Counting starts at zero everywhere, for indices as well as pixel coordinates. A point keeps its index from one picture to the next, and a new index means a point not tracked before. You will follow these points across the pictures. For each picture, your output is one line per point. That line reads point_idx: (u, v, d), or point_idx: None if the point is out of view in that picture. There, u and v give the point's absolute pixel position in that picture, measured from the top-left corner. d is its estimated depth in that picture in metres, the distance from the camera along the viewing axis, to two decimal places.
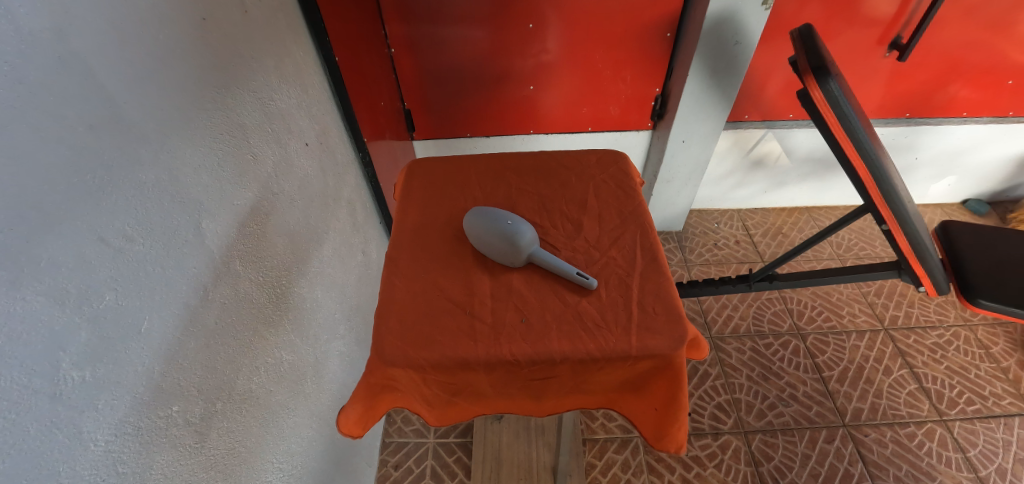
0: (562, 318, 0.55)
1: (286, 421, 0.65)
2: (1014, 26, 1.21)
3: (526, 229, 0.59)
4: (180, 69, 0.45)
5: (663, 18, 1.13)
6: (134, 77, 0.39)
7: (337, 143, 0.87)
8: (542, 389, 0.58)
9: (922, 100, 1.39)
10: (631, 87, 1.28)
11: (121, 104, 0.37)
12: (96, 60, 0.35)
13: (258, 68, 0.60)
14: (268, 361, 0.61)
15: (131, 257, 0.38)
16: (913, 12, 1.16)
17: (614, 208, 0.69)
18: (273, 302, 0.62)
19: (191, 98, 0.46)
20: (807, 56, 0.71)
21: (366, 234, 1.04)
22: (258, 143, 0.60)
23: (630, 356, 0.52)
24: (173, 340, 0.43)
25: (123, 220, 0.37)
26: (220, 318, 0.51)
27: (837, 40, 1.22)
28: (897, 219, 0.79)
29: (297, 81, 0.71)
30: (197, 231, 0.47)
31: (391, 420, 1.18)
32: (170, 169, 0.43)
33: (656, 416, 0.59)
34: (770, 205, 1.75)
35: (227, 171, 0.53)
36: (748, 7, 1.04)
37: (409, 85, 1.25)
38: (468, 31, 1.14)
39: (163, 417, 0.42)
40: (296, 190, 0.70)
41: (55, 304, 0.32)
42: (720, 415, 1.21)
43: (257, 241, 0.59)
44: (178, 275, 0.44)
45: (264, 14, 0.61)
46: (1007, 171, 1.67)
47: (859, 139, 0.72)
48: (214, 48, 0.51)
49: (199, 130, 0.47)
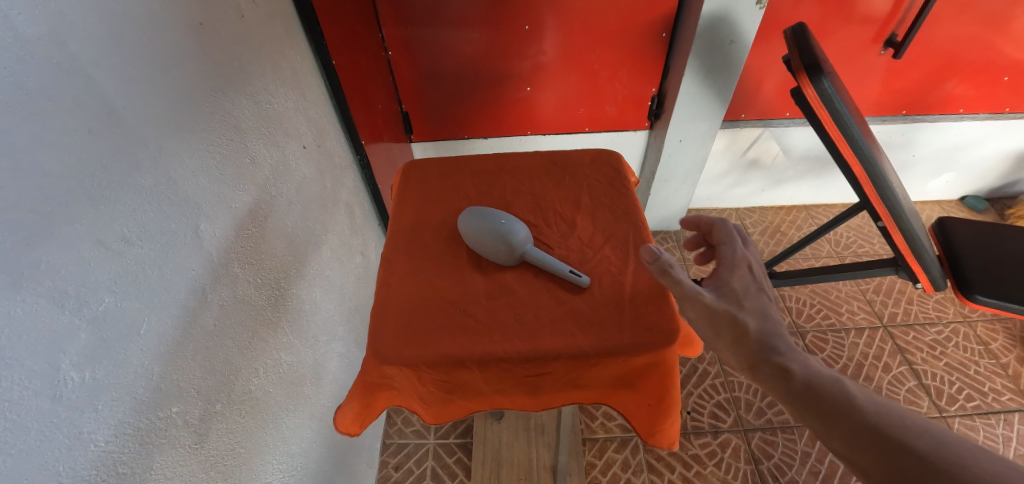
0: (556, 315, 0.56)
1: (285, 423, 0.65)
2: (1010, 22, 1.21)
3: (519, 226, 0.60)
4: (179, 73, 0.45)
5: (659, 18, 1.13)
6: (132, 82, 0.39)
7: (335, 145, 0.87)
8: (538, 387, 0.58)
9: (919, 97, 1.39)
10: (628, 88, 1.29)
11: (120, 108, 0.38)
12: (93, 64, 0.35)
13: (256, 71, 0.60)
14: (267, 362, 0.61)
15: (131, 258, 0.38)
16: (908, 10, 1.17)
17: (607, 207, 0.69)
18: (273, 304, 0.63)
19: (189, 102, 0.47)
20: (800, 54, 0.71)
21: (365, 235, 1.05)
22: (256, 145, 0.60)
23: (623, 352, 0.52)
24: (172, 342, 0.43)
25: (122, 223, 0.38)
26: (219, 319, 0.51)
27: (832, 38, 1.23)
28: (892, 215, 0.80)
29: (295, 84, 0.71)
30: (195, 233, 0.47)
31: (391, 421, 1.18)
32: (168, 172, 0.43)
33: (649, 413, 0.59)
34: (769, 203, 1.75)
35: (226, 174, 0.53)
36: (742, 6, 1.04)
37: (407, 87, 1.26)
38: (465, 33, 1.15)
39: (162, 418, 0.42)
40: (294, 193, 0.70)
41: (54, 305, 0.32)
42: (719, 414, 1.21)
43: (257, 243, 0.59)
44: (177, 277, 0.44)
45: (261, 17, 0.62)
46: (1005, 167, 1.67)
47: (853, 137, 0.72)
48: (212, 52, 0.51)
49: (197, 134, 0.48)
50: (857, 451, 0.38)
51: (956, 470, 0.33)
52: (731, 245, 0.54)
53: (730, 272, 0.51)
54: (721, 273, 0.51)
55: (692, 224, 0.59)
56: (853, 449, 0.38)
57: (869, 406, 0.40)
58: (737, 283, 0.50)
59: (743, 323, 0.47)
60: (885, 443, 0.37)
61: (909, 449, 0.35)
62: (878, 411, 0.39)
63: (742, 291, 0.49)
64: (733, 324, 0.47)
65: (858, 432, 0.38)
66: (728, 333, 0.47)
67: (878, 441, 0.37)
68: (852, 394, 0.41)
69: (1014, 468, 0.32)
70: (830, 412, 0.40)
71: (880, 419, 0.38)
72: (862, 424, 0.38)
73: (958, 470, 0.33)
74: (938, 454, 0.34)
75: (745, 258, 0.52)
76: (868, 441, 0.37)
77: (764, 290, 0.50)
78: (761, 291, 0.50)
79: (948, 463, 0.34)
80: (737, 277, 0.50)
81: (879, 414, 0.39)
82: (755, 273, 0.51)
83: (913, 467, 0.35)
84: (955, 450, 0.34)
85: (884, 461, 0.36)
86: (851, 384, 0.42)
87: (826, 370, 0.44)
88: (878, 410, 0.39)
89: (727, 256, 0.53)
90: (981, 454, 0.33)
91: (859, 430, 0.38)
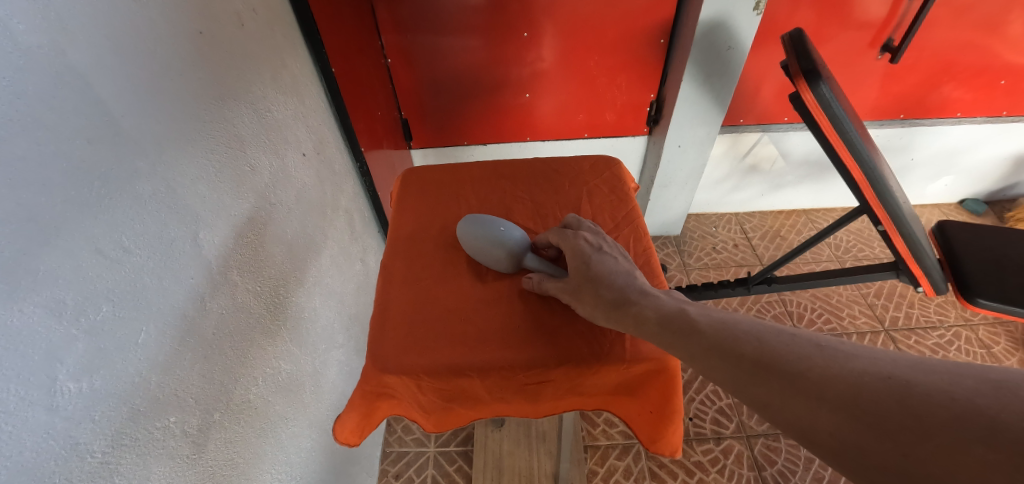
0: (555, 322, 0.56)
1: (284, 431, 0.65)
2: (1006, 27, 1.22)
3: (519, 235, 0.61)
4: (178, 81, 0.46)
5: (656, 24, 1.14)
6: (130, 90, 0.39)
7: (335, 153, 0.88)
8: (538, 395, 0.57)
9: (916, 101, 1.40)
10: (626, 94, 1.30)
11: (120, 117, 0.38)
12: (93, 74, 0.36)
13: (256, 80, 0.61)
14: (267, 371, 0.61)
15: (130, 268, 0.38)
16: (904, 15, 1.17)
17: (607, 214, 0.69)
18: (273, 313, 0.63)
19: (188, 110, 0.47)
20: (797, 60, 0.71)
21: (365, 242, 1.05)
22: (256, 153, 0.60)
23: (623, 360, 0.52)
24: (171, 351, 0.43)
25: (122, 232, 0.38)
26: (219, 328, 0.51)
27: (829, 43, 1.23)
28: (892, 219, 0.80)
29: (295, 92, 0.72)
30: (195, 241, 0.47)
31: (391, 429, 1.17)
32: (168, 181, 0.43)
33: (650, 420, 0.59)
34: (768, 207, 1.76)
35: (226, 182, 0.53)
36: (739, 12, 1.04)
37: (407, 94, 1.27)
38: (464, 40, 1.15)
39: (158, 428, 0.41)
40: (294, 200, 0.70)
41: (51, 314, 0.32)
42: (721, 420, 1.20)
43: (257, 251, 0.59)
44: (176, 286, 0.44)
45: (261, 26, 0.62)
46: (1003, 170, 1.67)
47: (852, 141, 0.72)
48: (212, 61, 0.51)
49: (196, 143, 0.48)
50: (711, 370, 0.41)
51: (782, 364, 0.37)
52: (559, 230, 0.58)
53: (569, 249, 0.55)
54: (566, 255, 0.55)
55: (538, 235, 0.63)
56: (709, 367, 0.41)
57: (710, 324, 0.43)
58: (577, 258, 0.54)
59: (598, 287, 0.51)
60: (728, 356, 0.40)
61: (747, 354, 0.39)
62: (715, 325, 0.43)
63: (584, 261, 0.53)
64: (592, 293, 0.51)
65: (709, 352, 0.41)
66: (592, 302, 0.51)
67: (724, 356, 0.40)
68: (692, 316, 0.45)
69: (820, 348, 0.36)
70: (683, 339, 0.43)
71: (719, 335, 0.41)
72: (709, 344, 0.41)
73: (784, 363, 0.37)
74: (768, 353, 0.38)
75: (577, 233, 0.57)
76: (721, 357, 0.40)
77: (603, 252, 0.54)
78: (603, 253, 0.54)
79: (775, 359, 0.37)
80: (575, 251, 0.54)
81: (718, 331, 0.42)
82: (592, 241, 0.56)
83: (750, 371, 0.38)
84: (777, 345, 0.38)
85: (732, 371, 0.39)
86: (692, 308, 0.46)
87: (672, 301, 0.48)
88: (716, 327, 0.42)
89: (566, 241, 0.56)
90: (795, 343, 0.38)
91: (708, 349, 0.41)
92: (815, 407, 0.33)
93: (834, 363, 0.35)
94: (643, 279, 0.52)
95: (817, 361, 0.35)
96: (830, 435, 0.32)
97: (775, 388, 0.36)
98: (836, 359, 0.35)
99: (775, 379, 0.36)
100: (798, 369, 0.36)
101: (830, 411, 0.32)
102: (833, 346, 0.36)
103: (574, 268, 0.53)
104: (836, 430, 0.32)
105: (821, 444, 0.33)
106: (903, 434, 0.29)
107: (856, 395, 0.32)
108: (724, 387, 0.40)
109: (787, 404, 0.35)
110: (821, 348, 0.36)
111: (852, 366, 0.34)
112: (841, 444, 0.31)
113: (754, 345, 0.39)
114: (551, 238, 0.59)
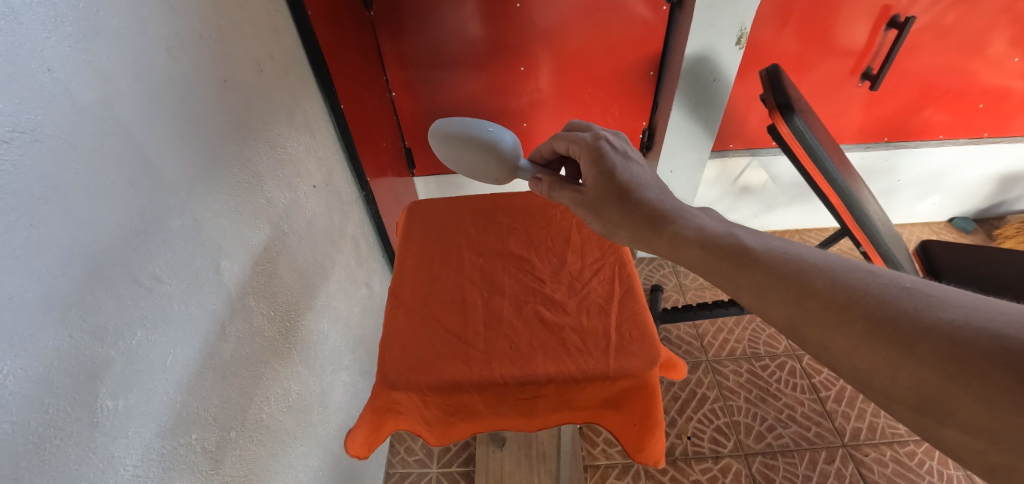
0: (548, 344, 0.59)
1: (292, 450, 0.67)
2: (981, 52, 1.28)
3: (501, 137, 0.69)
4: (204, 125, 0.50)
5: (646, 56, 1.21)
6: (163, 136, 0.44)
7: (342, 182, 0.92)
8: (532, 408, 0.60)
9: (899, 124, 1.45)
10: (620, 122, 1.36)
11: (155, 160, 0.42)
12: (136, 126, 0.40)
13: (272, 120, 0.66)
14: (278, 392, 0.64)
15: (161, 296, 0.42)
16: (881, 44, 1.24)
17: (596, 242, 0.73)
18: (284, 336, 0.66)
19: (212, 150, 0.52)
20: (773, 94, 0.77)
21: (370, 267, 1.09)
22: (271, 187, 0.65)
23: (608, 376, 0.56)
24: (193, 372, 0.46)
25: (155, 264, 0.42)
26: (236, 352, 0.54)
27: (813, 69, 1.30)
28: (872, 242, 0.83)
29: (306, 128, 0.77)
30: (217, 270, 0.51)
31: (395, 450, 1.19)
32: (195, 217, 0.48)
33: (637, 432, 0.61)
34: (761, 228, 1.80)
35: (243, 213, 0.58)
36: (722, 46, 1.11)
37: (409, 125, 1.33)
38: (464, 74, 1.22)
39: (182, 444, 0.45)
40: (305, 228, 0.75)
41: (94, 339, 0.35)
42: (719, 439, 1.21)
43: (270, 278, 0.63)
44: (199, 311, 0.48)
45: (277, 71, 0.68)
46: (989, 189, 1.72)
47: (827, 170, 0.76)
48: (234, 104, 0.56)
49: (219, 181, 0.53)
50: (768, 303, 0.42)
51: (861, 305, 0.37)
52: (583, 138, 0.63)
53: (595, 157, 0.60)
54: (588, 164, 0.60)
55: (552, 145, 0.69)
56: (766, 302, 0.43)
57: (767, 252, 0.45)
58: (602, 167, 0.59)
59: (624, 199, 0.56)
60: (796, 294, 0.41)
61: (817, 292, 0.39)
62: (775, 257, 0.44)
63: (610, 169, 0.59)
64: (615, 206, 0.57)
65: (767, 283, 0.43)
66: (620, 216, 0.56)
67: (789, 291, 0.41)
68: (747, 243, 0.46)
69: (907, 290, 0.36)
70: (742, 268, 0.45)
71: (779, 265, 0.43)
72: (767, 276, 0.43)
73: (864, 302, 0.37)
74: (843, 292, 0.38)
75: (599, 140, 0.62)
76: (787, 290, 0.41)
77: (628, 159, 0.60)
78: (627, 161, 0.60)
79: (854, 295, 0.38)
80: (601, 161, 0.59)
81: (789, 262, 0.43)
82: (617, 149, 0.61)
83: (819, 309, 0.39)
84: (848, 279, 0.39)
85: (797, 312, 0.40)
86: (740, 231, 0.49)
87: (717, 224, 0.50)
88: (775, 256, 0.44)
89: (590, 150, 0.61)
90: (878, 285, 0.38)
91: (768, 282, 0.43)
92: (900, 360, 0.34)
93: (928, 309, 0.34)
94: (672, 193, 0.56)
95: (907, 304, 0.35)
96: (911, 390, 0.33)
97: (848, 334, 0.37)
98: (929, 306, 0.35)
99: (848, 315, 0.37)
100: (888, 310, 0.36)
101: (917, 366, 0.33)
102: (922, 289, 0.36)
103: (597, 180, 0.58)
104: (919, 386, 0.33)
105: (899, 397, 0.34)
106: (1001, 403, 0.29)
107: (940, 364, 0.32)
108: (781, 323, 0.42)
109: (859, 354, 0.36)
110: (909, 292, 0.36)
111: (950, 315, 0.33)
112: (920, 399, 0.33)
113: (827, 280, 0.39)
114: (575, 148, 0.63)
